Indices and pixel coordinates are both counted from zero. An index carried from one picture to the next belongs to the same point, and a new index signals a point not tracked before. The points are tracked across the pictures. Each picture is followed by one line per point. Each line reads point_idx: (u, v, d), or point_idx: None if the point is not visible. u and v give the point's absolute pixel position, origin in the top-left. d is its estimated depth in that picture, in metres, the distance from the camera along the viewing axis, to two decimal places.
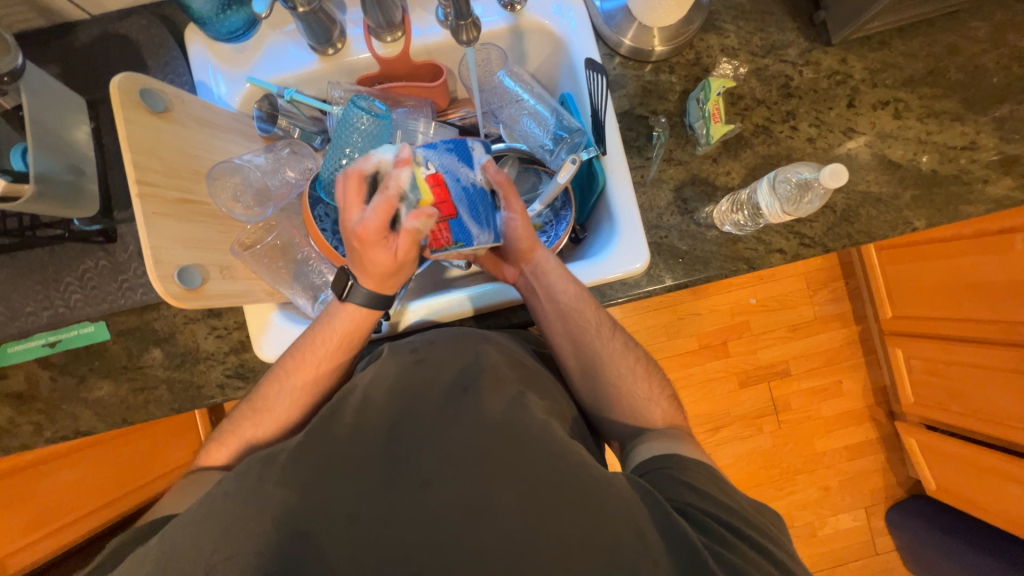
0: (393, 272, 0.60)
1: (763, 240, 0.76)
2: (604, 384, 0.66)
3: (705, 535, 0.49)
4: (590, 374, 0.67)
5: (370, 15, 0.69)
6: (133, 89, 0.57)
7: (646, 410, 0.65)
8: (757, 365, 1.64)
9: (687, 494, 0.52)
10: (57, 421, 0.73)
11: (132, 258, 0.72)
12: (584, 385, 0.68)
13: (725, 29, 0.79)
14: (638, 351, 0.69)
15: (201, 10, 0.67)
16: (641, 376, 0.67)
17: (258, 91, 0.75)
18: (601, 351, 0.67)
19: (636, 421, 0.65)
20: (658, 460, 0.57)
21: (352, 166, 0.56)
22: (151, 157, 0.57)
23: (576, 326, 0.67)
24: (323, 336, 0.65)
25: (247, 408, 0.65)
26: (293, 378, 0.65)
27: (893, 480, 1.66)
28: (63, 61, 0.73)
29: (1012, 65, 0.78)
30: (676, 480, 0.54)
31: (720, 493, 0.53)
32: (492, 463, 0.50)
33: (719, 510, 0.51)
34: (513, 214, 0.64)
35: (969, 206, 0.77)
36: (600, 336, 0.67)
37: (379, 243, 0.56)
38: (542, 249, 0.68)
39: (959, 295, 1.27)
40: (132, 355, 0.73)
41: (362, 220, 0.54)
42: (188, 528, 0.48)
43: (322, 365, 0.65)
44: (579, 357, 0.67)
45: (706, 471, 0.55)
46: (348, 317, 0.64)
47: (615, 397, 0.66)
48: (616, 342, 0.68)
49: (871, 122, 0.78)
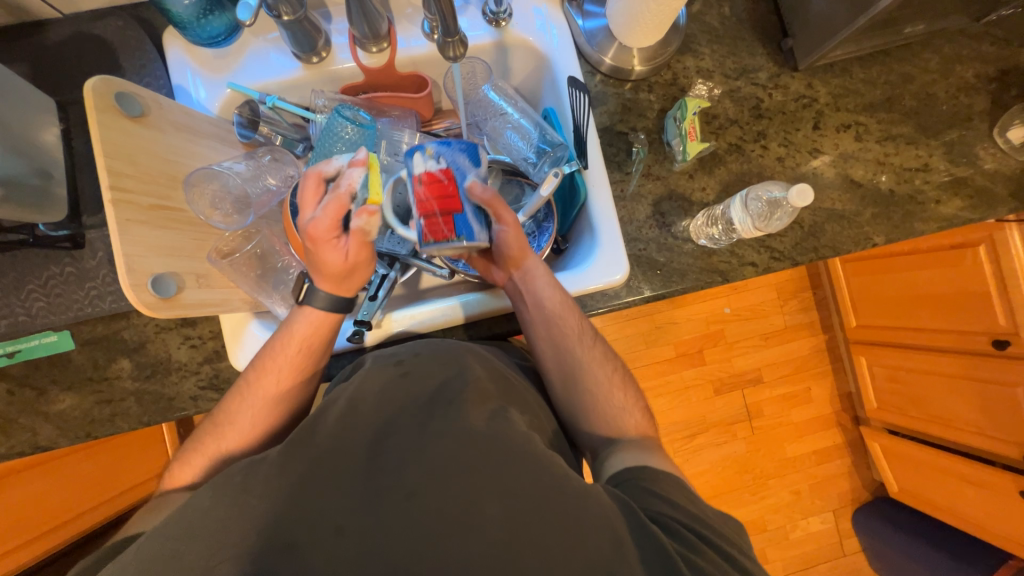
0: (348, 274, 0.62)
1: (737, 253, 0.79)
2: (582, 388, 0.68)
3: (677, 542, 0.50)
4: (569, 378, 0.68)
5: (355, 24, 0.68)
6: (109, 92, 0.55)
7: (619, 419, 0.67)
8: (732, 373, 1.69)
9: (658, 503, 0.54)
10: (14, 436, 0.69)
11: (100, 265, 0.69)
12: (562, 388, 0.69)
13: (700, 52, 0.82)
14: (615, 361, 0.71)
15: (183, 14, 0.66)
16: (617, 385, 0.68)
17: (239, 97, 0.74)
18: (581, 357, 0.68)
19: (607, 426, 0.66)
20: (630, 471, 0.59)
21: (313, 166, 0.58)
22: (126, 162, 0.56)
23: (558, 333, 0.68)
24: (281, 343, 0.64)
25: (212, 425, 0.63)
26: (256, 392, 0.63)
27: (859, 483, 1.73)
28: (31, 60, 0.70)
29: (959, 95, 0.84)
30: (647, 490, 0.55)
31: (689, 502, 0.55)
32: (473, 474, 0.50)
33: (689, 519, 0.52)
34: (505, 226, 0.63)
35: (923, 223, 0.82)
36: (580, 343, 0.68)
37: (329, 242, 0.58)
38: (533, 256, 0.68)
39: (916, 307, 1.35)
40: (98, 366, 0.70)
41: (314, 216, 0.56)
42: (159, 547, 0.46)
43: (284, 376, 0.63)
44: (558, 360, 0.69)
45: (676, 482, 0.57)
46: (306, 320, 0.64)
47: (591, 402, 0.67)
48: (595, 349, 0.69)
49: (834, 143, 0.83)
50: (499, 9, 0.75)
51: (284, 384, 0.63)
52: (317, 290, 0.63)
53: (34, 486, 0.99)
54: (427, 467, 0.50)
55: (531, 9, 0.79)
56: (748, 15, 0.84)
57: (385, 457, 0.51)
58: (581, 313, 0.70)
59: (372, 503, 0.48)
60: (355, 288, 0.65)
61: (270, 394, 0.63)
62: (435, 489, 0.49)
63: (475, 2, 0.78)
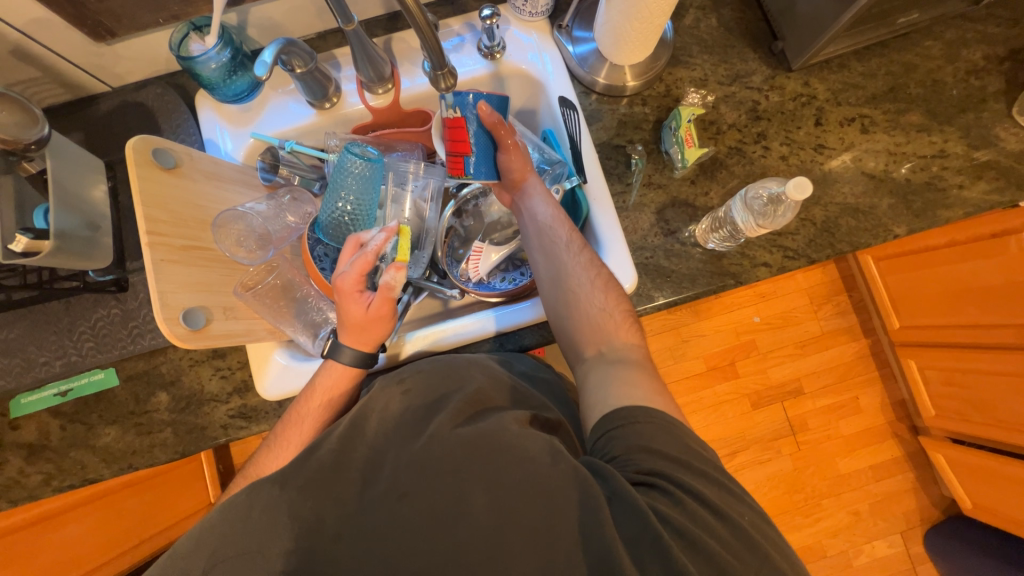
0: (365, 326, 0.66)
1: (748, 255, 0.78)
2: (567, 292, 0.65)
3: (663, 502, 0.46)
4: (556, 284, 0.66)
5: (362, 71, 0.75)
6: (147, 149, 0.62)
7: (609, 331, 0.62)
8: (768, 385, 1.61)
9: (641, 457, 0.49)
10: (64, 470, 0.74)
11: (142, 306, 0.75)
12: (549, 294, 0.67)
13: (692, 63, 0.84)
14: (605, 268, 0.66)
15: (211, 77, 0.73)
16: (602, 288, 0.64)
17: (261, 145, 0.81)
18: (567, 264, 0.66)
19: (590, 328, 0.62)
20: (607, 421, 0.53)
21: (353, 235, 0.68)
22: (160, 209, 0.62)
23: (547, 241, 0.68)
24: (306, 396, 0.67)
25: (241, 484, 0.64)
26: (280, 445, 0.64)
27: (926, 500, 1.58)
28: (85, 129, 0.80)
29: (969, 77, 0.82)
30: (626, 444, 0.50)
31: (671, 445, 0.50)
32: (477, 474, 0.51)
33: (674, 471, 0.48)
34: (506, 151, 0.70)
35: (947, 210, 0.79)
36: (568, 251, 0.67)
37: (354, 294, 0.64)
38: (532, 177, 0.73)
39: (961, 300, 1.23)
40: (139, 400, 0.76)
41: (344, 272, 0.64)
42: (189, 564, 0.49)
43: (306, 430, 0.65)
44: (547, 267, 0.67)
45: (668, 427, 0.51)
46: (328, 372, 0.67)
47: (575, 305, 0.64)
48: (583, 257, 0.66)
49: (840, 138, 0.82)
50: (493, 43, 0.80)
51: (307, 439, 0.64)
52: (342, 345, 0.67)
53: (87, 520, 1.05)
54: (435, 473, 0.51)
55: (522, 40, 0.83)
56: (736, 23, 0.85)
57: (405, 470, 0.52)
58: (574, 228, 0.70)
59: (392, 514, 0.50)
60: (377, 343, 0.68)
61: (292, 451, 0.63)
62: (446, 505, 0.49)
63: (470, 39, 0.83)
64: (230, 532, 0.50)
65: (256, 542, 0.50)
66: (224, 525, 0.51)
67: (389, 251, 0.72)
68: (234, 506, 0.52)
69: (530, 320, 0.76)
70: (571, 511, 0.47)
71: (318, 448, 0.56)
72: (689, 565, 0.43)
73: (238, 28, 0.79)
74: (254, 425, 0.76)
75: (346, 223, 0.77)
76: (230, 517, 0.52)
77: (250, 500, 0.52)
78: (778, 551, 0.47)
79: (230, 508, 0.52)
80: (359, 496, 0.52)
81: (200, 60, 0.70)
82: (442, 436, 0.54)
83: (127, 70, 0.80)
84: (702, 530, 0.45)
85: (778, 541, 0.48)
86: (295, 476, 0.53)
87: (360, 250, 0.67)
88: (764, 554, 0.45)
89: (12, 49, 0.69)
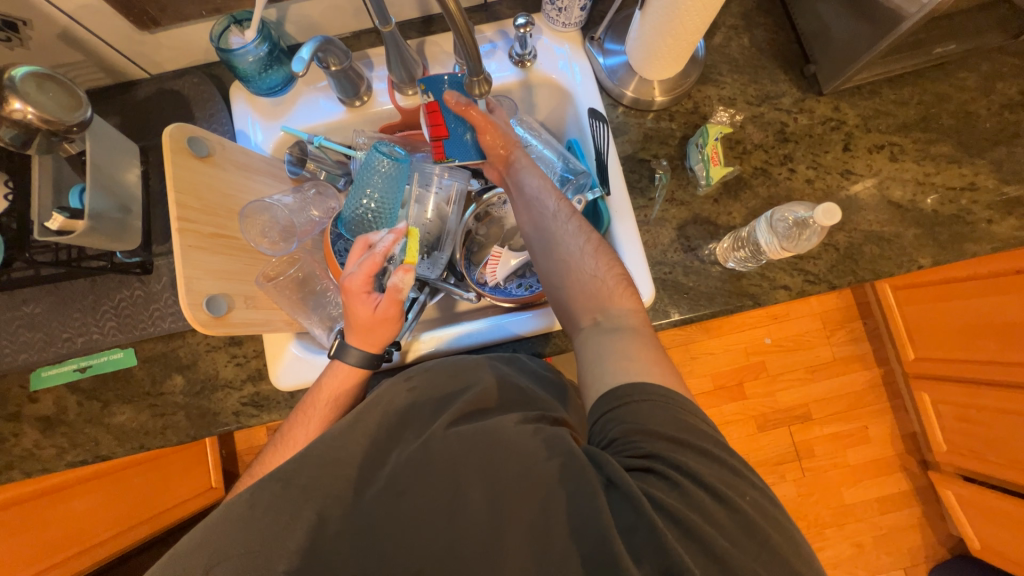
0: (373, 327, 0.66)
1: (768, 276, 0.77)
2: (558, 263, 0.66)
3: (660, 488, 0.46)
4: (547, 254, 0.67)
5: (394, 71, 0.76)
6: (183, 137, 0.63)
7: (600, 297, 0.62)
8: (776, 408, 1.59)
9: (637, 439, 0.49)
10: (79, 445, 0.75)
11: (165, 289, 0.76)
12: (542, 265, 0.67)
13: (721, 81, 0.84)
14: (595, 234, 0.67)
15: (247, 69, 0.75)
16: (591, 254, 0.65)
17: (290, 138, 0.82)
18: (557, 233, 0.67)
19: (584, 295, 0.62)
20: (607, 400, 0.52)
21: (361, 236, 0.68)
22: (192, 196, 0.63)
23: (536, 213, 0.69)
24: (313, 394, 0.68)
25: (247, 482, 0.64)
26: (285, 444, 0.65)
27: (933, 538, 1.54)
28: (121, 113, 0.82)
29: (1003, 111, 0.81)
30: (622, 426, 0.50)
31: (669, 424, 0.49)
32: (474, 465, 0.51)
33: (673, 453, 0.47)
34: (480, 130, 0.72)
35: (974, 244, 0.78)
36: (557, 219, 0.68)
37: (361, 295, 0.65)
38: (519, 151, 0.75)
39: (978, 334, 1.21)
40: (155, 381, 0.77)
41: (351, 274, 0.64)
42: (196, 547, 0.49)
43: (312, 430, 0.65)
44: (539, 239, 0.68)
45: (663, 399, 0.50)
46: (337, 368, 0.68)
47: (566, 274, 0.64)
48: (572, 225, 0.67)
49: (868, 164, 0.81)
50: (525, 51, 0.81)
51: (312, 438, 0.65)
52: (349, 345, 0.67)
53: (93, 496, 1.06)
54: (439, 472, 0.51)
55: (554, 50, 0.84)
56: (769, 44, 0.85)
57: (406, 469, 0.53)
58: (566, 198, 0.71)
59: (393, 509, 0.50)
60: (383, 345, 0.68)
61: (295, 449, 0.64)
62: (450, 508, 0.49)
63: (501, 46, 0.84)
64: (237, 519, 0.51)
65: (257, 531, 0.50)
66: (231, 512, 0.52)
67: (397, 252, 0.74)
68: (232, 513, 0.51)
69: (539, 328, 0.76)
70: (569, 508, 0.47)
71: (314, 445, 0.56)
72: (685, 555, 0.42)
73: (276, 24, 0.81)
74: (265, 414, 0.76)
75: (369, 220, 0.77)
76: (237, 504, 0.52)
77: (259, 488, 0.53)
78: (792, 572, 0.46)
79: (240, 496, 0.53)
80: (366, 491, 0.53)
81: (238, 53, 0.72)
82: (446, 435, 0.54)
83: (167, 58, 0.82)
84: (699, 514, 0.45)
85: (781, 523, 0.47)
86: (295, 476, 0.53)
87: (368, 250, 0.67)
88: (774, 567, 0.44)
89: (59, 32, 0.71)
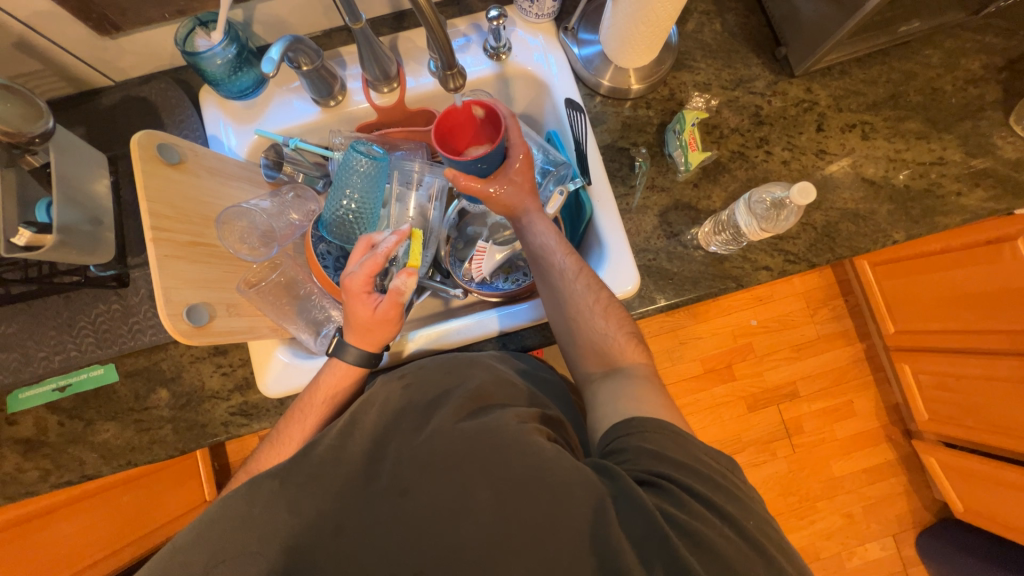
0: (372, 329, 0.65)
1: (749, 258, 0.78)
2: (568, 319, 0.65)
3: (667, 502, 0.47)
4: (557, 310, 0.66)
5: (367, 69, 0.75)
6: (152, 144, 0.62)
7: (612, 354, 0.62)
8: (765, 388, 1.62)
9: (648, 460, 0.50)
10: (62, 466, 0.74)
11: (143, 301, 0.75)
12: (551, 317, 0.67)
13: (696, 67, 0.85)
14: (604, 290, 0.66)
15: (216, 73, 0.73)
16: (602, 314, 0.64)
17: (265, 141, 0.81)
18: (567, 291, 0.65)
19: (591, 350, 0.63)
20: (621, 427, 0.53)
21: (365, 235, 0.68)
22: (165, 204, 0.61)
23: (544, 268, 0.67)
24: (309, 393, 0.67)
25: (243, 480, 0.64)
26: (281, 443, 0.64)
27: (919, 503, 1.59)
28: (87, 123, 0.80)
29: (967, 86, 0.83)
30: (636, 447, 0.51)
31: (680, 452, 0.50)
32: (479, 473, 0.50)
33: (682, 475, 0.49)
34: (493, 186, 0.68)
35: (945, 217, 0.80)
36: (565, 278, 0.66)
37: (361, 295, 0.64)
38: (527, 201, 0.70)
39: (955, 306, 1.25)
40: (138, 396, 0.75)
41: (352, 273, 0.64)
42: (194, 556, 0.49)
43: (307, 428, 0.64)
44: (547, 292, 0.67)
45: (678, 441, 0.51)
46: (333, 371, 0.67)
47: (575, 332, 0.64)
48: (581, 283, 0.65)
49: (841, 144, 0.83)
50: (499, 44, 0.80)
51: (308, 434, 0.64)
52: (347, 343, 0.67)
53: (79, 518, 1.04)
54: (439, 471, 0.51)
55: (528, 41, 0.83)
56: (740, 29, 0.86)
57: (403, 467, 0.53)
58: (573, 251, 0.68)
59: (393, 508, 0.50)
60: (382, 344, 0.67)
61: (293, 449, 0.63)
62: (451, 506, 0.49)
63: (476, 40, 0.83)
64: (235, 527, 0.51)
65: (256, 537, 0.50)
66: (227, 522, 0.51)
67: (399, 254, 0.75)
68: (232, 512, 0.52)
69: (533, 319, 0.76)
70: (569, 505, 0.48)
71: (317, 446, 0.57)
72: (694, 562, 0.43)
73: (244, 25, 0.79)
74: (255, 423, 0.75)
75: (350, 221, 0.77)
76: (234, 513, 0.51)
77: (254, 494, 0.53)
78: (785, 552, 0.47)
79: (235, 504, 0.52)
80: (362, 492, 0.53)
81: (206, 56, 0.70)
82: (442, 432, 0.54)
83: (131, 64, 0.79)
84: (704, 524, 0.45)
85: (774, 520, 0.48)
86: (294, 475, 0.54)
87: (370, 251, 0.67)
88: (765, 551, 0.46)
89: (16, 41, 0.69)
